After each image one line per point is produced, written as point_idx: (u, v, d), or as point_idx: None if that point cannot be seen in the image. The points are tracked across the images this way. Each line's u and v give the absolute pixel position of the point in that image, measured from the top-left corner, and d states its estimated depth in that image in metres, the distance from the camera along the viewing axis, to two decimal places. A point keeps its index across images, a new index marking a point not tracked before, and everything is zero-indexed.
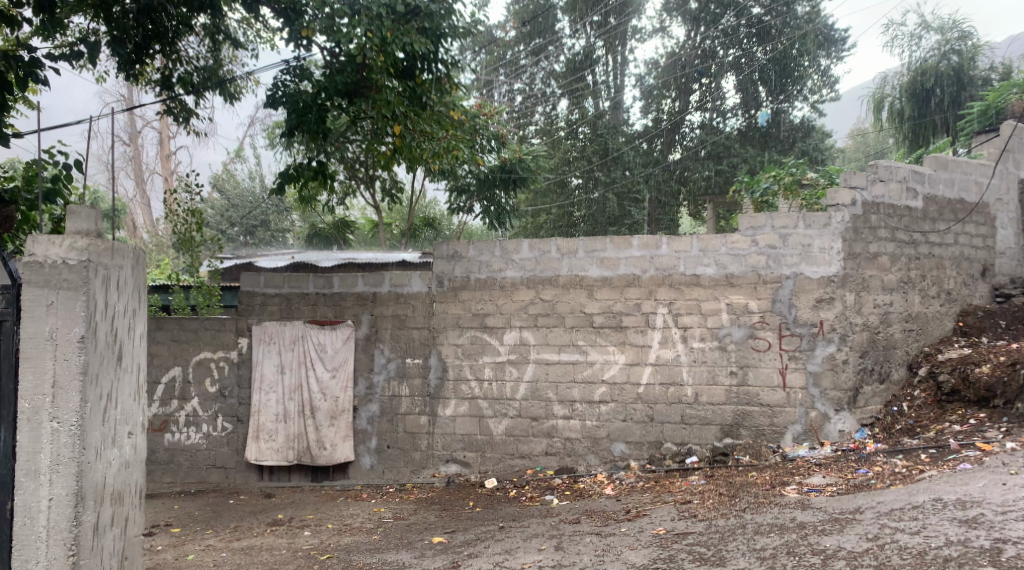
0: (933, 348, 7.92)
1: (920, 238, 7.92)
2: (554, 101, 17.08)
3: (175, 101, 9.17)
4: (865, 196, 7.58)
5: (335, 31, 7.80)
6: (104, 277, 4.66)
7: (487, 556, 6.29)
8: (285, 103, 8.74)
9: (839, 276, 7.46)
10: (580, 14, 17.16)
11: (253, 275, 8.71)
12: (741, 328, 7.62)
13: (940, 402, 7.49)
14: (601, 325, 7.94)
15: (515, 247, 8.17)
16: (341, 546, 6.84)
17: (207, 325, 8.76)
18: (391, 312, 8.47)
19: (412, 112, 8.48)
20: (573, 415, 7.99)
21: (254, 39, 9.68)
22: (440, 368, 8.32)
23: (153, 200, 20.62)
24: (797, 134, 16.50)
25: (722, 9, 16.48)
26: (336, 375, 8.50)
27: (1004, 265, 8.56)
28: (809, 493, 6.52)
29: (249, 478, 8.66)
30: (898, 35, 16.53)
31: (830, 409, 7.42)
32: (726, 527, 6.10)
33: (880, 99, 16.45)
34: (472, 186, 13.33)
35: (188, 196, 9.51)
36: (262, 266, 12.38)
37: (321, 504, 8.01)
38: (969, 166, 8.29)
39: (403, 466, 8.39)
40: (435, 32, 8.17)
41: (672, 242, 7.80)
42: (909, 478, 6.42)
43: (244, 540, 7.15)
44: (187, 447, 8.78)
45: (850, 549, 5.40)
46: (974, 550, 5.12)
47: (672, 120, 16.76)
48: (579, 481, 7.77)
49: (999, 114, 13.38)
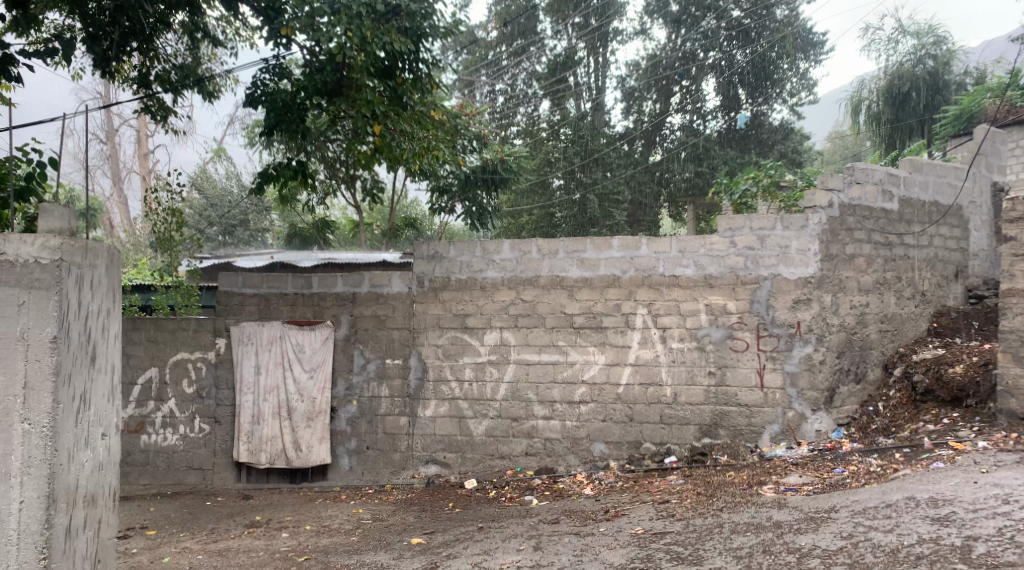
0: (908, 348, 8.00)
1: (896, 240, 7.97)
2: (536, 102, 17.14)
3: (152, 99, 9.16)
4: (842, 198, 7.65)
5: (315, 29, 7.77)
6: (77, 276, 4.62)
7: (465, 556, 6.30)
8: (264, 104, 8.70)
9: (817, 277, 7.53)
10: (562, 15, 17.34)
11: (231, 275, 8.65)
12: (719, 328, 7.67)
13: (914, 401, 7.58)
14: (581, 326, 7.97)
15: (495, 247, 8.17)
16: (320, 548, 6.83)
17: (184, 326, 8.69)
18: (371, 312, 8.45)
19: (392, 112, 8.40)
20: (553, 415, 8.01)
21: (233, 36, 9.54)
22: (420, 369, 8.31)
23: (130, 198, 20.49)
24: (777, 137, 16.73)
25: (704, 11, 16.39)
26: (315, 376, 8.46)
27: (977, 267, 8.67)
28: (785, 492, 6.57)
29: (227, 480, 8.62)
30: (875, 39, 16.69)
31: (807, 409, 7.50)
32: (703, 527, 6.14)
33: (857, 102, 16.52)
34: (454, 186, 13.28)
35: (168, 196, 9.37)
36: (240, 266, 12.27)
37: (300, 505, 7.99)
38: (944, 169, 8.36)
39: (382, 468, 8.38)
40: (416, 32, 8.26)
41: (651, 242, 7.84)
42: (883, 478, 6.49)
43: (221, 542, 7.11)
44: (164, 448, 8.71)
45: (824, 547, 5.45)
46: (945, 548, 5.18)
47: (653, 121, 16.95)
48: (559, 482, 7.80)
49: (973, 117, 13.73)
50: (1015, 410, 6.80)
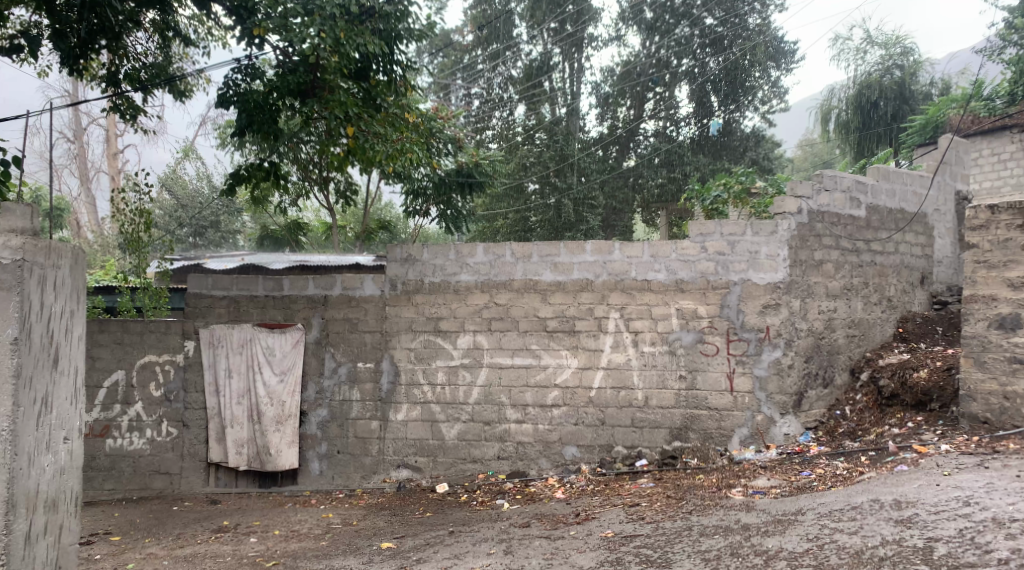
0: (875, 353, 8.10)
1: (863, 247, 8.08)
2: (511, 106, 17.24)
3: (121, 97, 9.02)
4: (811, 205, 7.73)
5: (288, 30, 7.73)
6: (40, 277, 4.57)
7: (435, 561, 6.29)
8: (235, 104, 8.61)
9: (785, 282, 7.60)
10: (537, 21, 17.30)
11: (201, 277, 8.60)
12: (690, 333, 7.74)
13: (880, 405, 7.68)
14: (554, 330, 8.00)
15: (469, 251, 8.17)
16: (288, 553, 6.79)
17: (152, 328, 8.60)
18: (343, 315, 8.42)
19: (365, 113, 8.35)
20: (525, 419, 8.03)
21: (205, 36, 9.48)
22: (392, 373, 8.30)
23: (98, 198, 20.14)
24: (749, 143, 17.04)
25: (677, 18, 16.67)
26: (285, 380, 8.41)
27: (941, 274, 8.82)
28: (754, 495, 6.64)
29: (195, 484, 8.54)
30: (844, 49, 17.08)
31: (776, 412, 7.57)
32: (673, 529, 6.19)
33: (828, 110, 16.79)
34: (429, 190, 13.18)
35: (137, 196, 9.22)
36: (211, 267, 12.13)
37: (268, 510, 7.92)
38: (910, 177, 8.48)
39: (353, 473, 8.34)
40: (390, 33, 8.32)
41: (624, 247, 7.88)
42: (850, 480, 6.56)
43: (188, 547, 7.05)
44: (130, 452, 8.62)
45: (791, 549, 5.51)
46: (907, 549, 5.26)
47: (626, 127, 17.05)
48: (530, 485, 7.80)
49: (939, 126, 13.94)
50: (977, 413, 6.90)
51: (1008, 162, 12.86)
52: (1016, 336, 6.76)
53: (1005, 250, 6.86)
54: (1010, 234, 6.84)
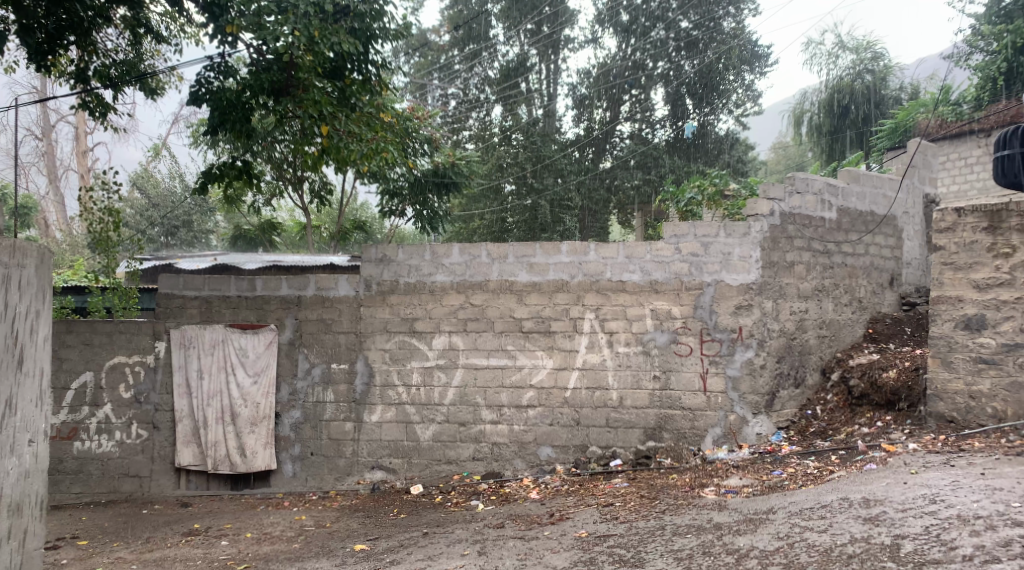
0: (845, 353, 8.19)
1: (834, 248, 8.17)
2: (488, 107, 17.25)
3: (90, 95, 8.89)
4: (782, 207, 7.80)
5: (261, 27, 7.70)
6: (3, 277, 4.52)
7: (409, 562, 6.28)
8: (208, 102, 8.50)
9: (757, 284, 7.67)
10: (514, 22, 17.27)
11: (172, 278, 8.53)
12: (664, 333, 7.79)
13: (851, 404, 7.77)
14: (529, 330, 8.02)
15: (444, 251, 8.16)
16: (260, 556, 6.76)
17: (122, 329, 8.52)
18: (317, 316, 8.39)
19: (340, 113, 8.31)
20: (500, 419, 8.04)
21: (178, 33, 9.35)
22: (367, 374, 8.27)
23: (66, 197, 19.91)
24: (723, 146, 17.13)
25: (653, 21, 16.70)
26: (258, 382, 8.37)
27: (910, 275, 8.93)
28: (726, 494, 6.69)
29: (165, 487, 8.47)
30: (816, 54, 17.16)
31: (748, 412, 7.64)
32: (646, 529, 6.23)
33: (800, 114, 17.17)
34: (405, 189, 13.18)
35: (106, 195, 9.08)
36: (182, 266, 12.00)
37: (241, 513, 7.87)
38: (880, 180, 8.59)
39: (327, 474, 8.30)
40: (366, 33, 8.31)
41: (599, 248, 7.92)
42: (819, 480, 6.63)
43: (158, 551, 6.98)
44: (99, 455, 8.53)
45: (762, 548, 5.57)
46: (875, 546, 5.33)
47: (603, 129, 17.12)
48: (505, 486, 7.82)
49: (908, 130, 14.18)
50: (944, 412, 7.01)
51: (974, 166, 13.05)
52: (982, 336, 6.88)
53: (971, 252, 6.96)
54: (976, 236, 6.95)
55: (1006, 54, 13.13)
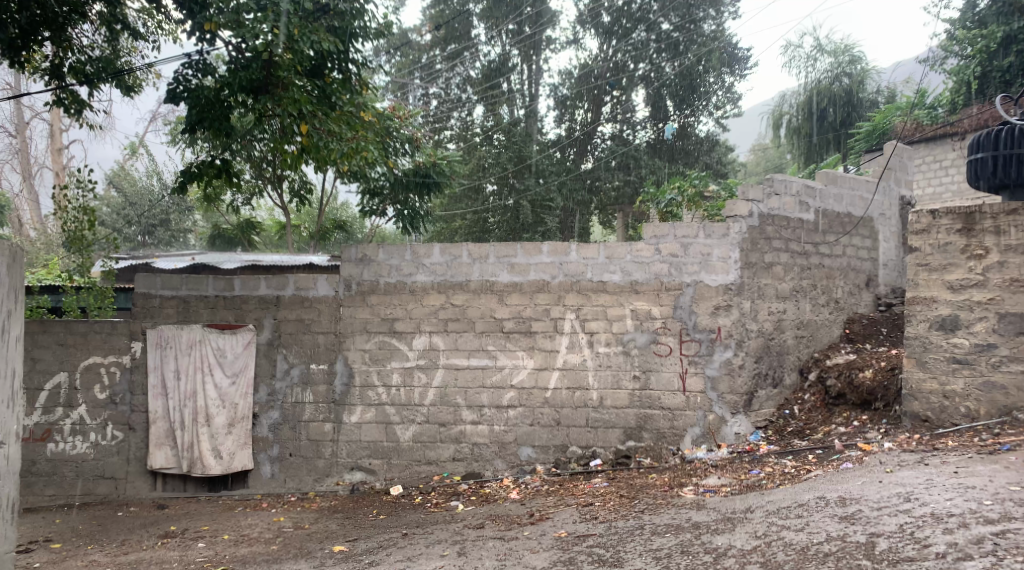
0: (822, 353, 8.25)
1: (811, 250, 8.23)
2: (469, 107, 17.17)
3: (65, 91, 8.74)
4: (761, 209, 7.84)
5: (240, 25, 7.70)
6: None
7: (388, 563, 6.26)
8: (186, 100, 8.42)
9: (736, 284, 7.71)
10: (496, 22, 17.17)
11: (148, 277, 8.44)
12: (645, 333, 7.81)
13: (828, 404, 7.83)
14: (510, 330, 8.02)
15: (425, 251, 8.15)
16: (237, 557, 6.72)
17: (98, 329, 8.44)
18: (296, 316, 8.34)
19: (320, 111, 8.27)
20: (481, 420, 8.03)
21: (155, 30, 9.24)
22: (346, 374, 8.24)
23: (40, 195, 19.71)
24: (702, 148, 17.29)
25: (634, 23, 16.72)
26: (236, 383, 8.32)
27: (887, 276, 9.01)
28: (704, 493, 6.72)
29: (141, 489, 8.40)
30: (795, 56, 17.31)
31: (727, 412, 7.68)
32: (625, 529, 6.24)
33: (779, 117, 17.54)
34: (385, 189, 13.12)
35: (81, 193, 8.96)
36: (159, 266, 11.87)
37: (219, 514, 7.83)
38: (857, 182, 8.65)
39: (305, 475, 8.26)
40: (346, 31, 8.31)
41: (580, 249, 7.93)
42: (796, 478, 6.68)
43: (133, 554, 6.92)
44: (73, 456, 8.45)
45: (739, 547, 5.60)
46: (851, 544, 5.37)
47: (584, 130, 17.21)
48: (486, 486, 7.82)
49: (884, 132, 14.34)
50: (918, 411, 7.08)
51: (948, 169, 13.20)
52: (955, 337, 6.95)
53: (945, 254, 7.04)
54: (949, 238, 7.03)
55: (979, 59, 13.29)
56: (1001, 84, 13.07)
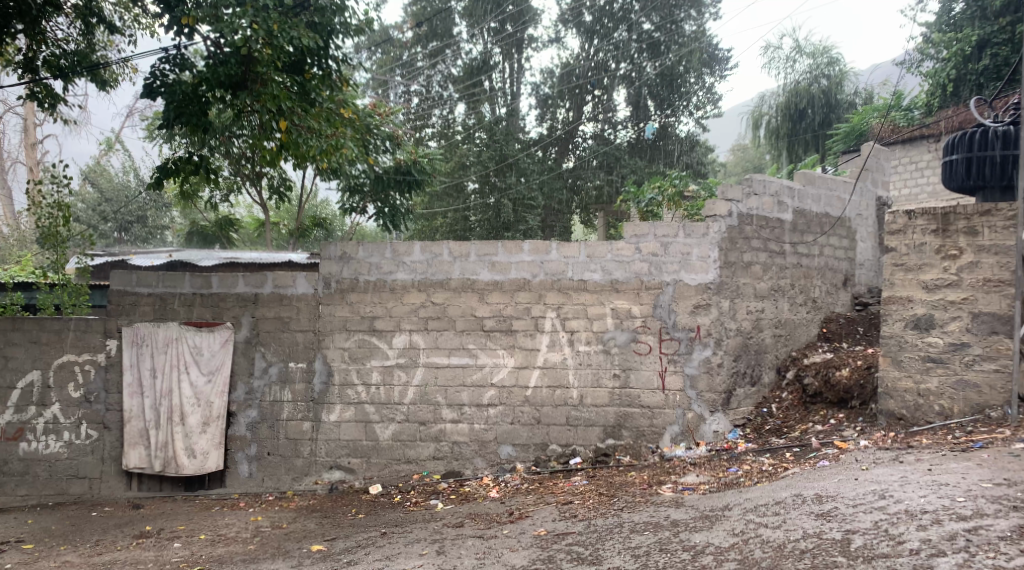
0: (799, 352, 8.30)
1: (789, 249, 8.28)
2: (451, 104, 17.25)
3: (39, 85, 8.63)
4: (740, 209, 7.88)
5: (218, 20, 7.62)
6: None
7: (367, 563, 6.24)
8: (163, 95, 8.33)
9: (716, 283, 7.75)
10: (477, 19, 17.17)
11: (124, 274, 8.35)
12: (625, 332, 7.83)
13: (805, 403, 7.89)
14: (491, 329, 8.01)
15: (406, 249, 8.12)
16: (214, 557, 6.67)
17: (72, 327, 8.36)
18: (274, 314, 8.29)
19: (299, 107, 8.21)
20: (461, 418, 8.01)
21: (132, 24, 9.15)
22: (325, 373, 8.20)
23: (13, 191, 19.55)
24: (683, 148, 17.27)
25: (615, 22, 16.75)
26: (213, 381, 8.26)
27: (864, 276, 9.10)
28: (683, 491, 6.75)
29: (116, 488, 8.33)
30: (774, 58, 17.39)
31: (706, 410, 7.72)
32: (604, 527, 6.25)
33: (758, 117, 17.57)
34: (366, 186, 13.08)
35: (55, 188, 8.83)
36: (136, 263, 11.74)
37: (195, 514, 7.77)
38: (835, 182, 8.71)
39: (283, 474, 8.21)
40: (327, 27, 8.28)
41: (561, 247, 7.93)
42: (774, 476, 6.72)
43: (107, 554, 6.86)
44: (46, 456, 8.37)
45: (717, 544, 5.62)
46: (827, 541, 5.41)
47: (566, 128, 17.14)
48: (465, 485, 7.82)
49: (861, 134, 14.47)
50: (894, 410, 7.16)
51: (924, 170, 13.31)
52: (930, 336, 7.03)
53: (921, 254, 7.11)
54: (925, 238, 7.10)
55: (955, 62, 13.43)
56: (975, 88, 13.22)
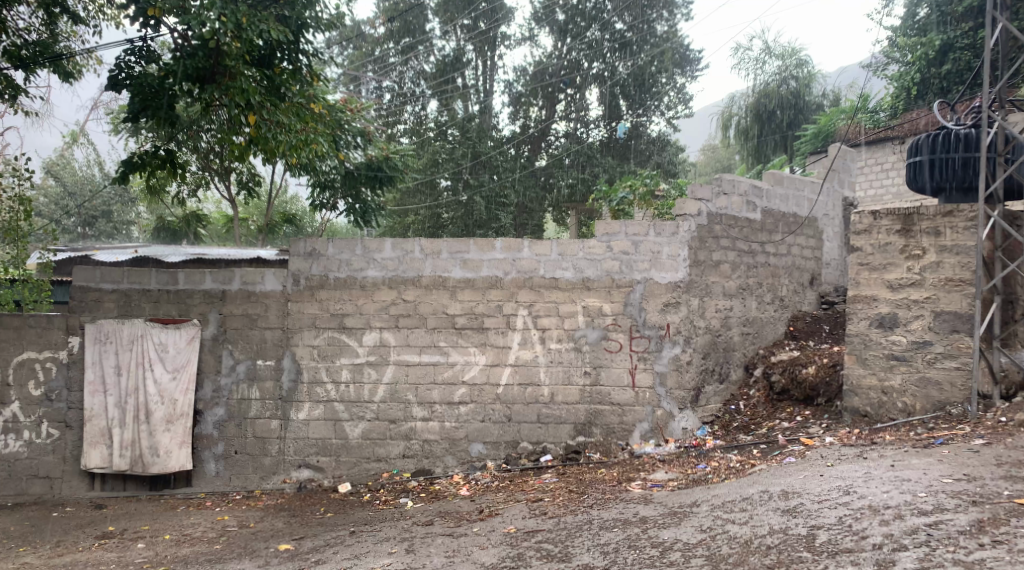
0: (767, 349, 8.38)
1: (758, 248, 8.35)
2: (424, 101, 17.00)
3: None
4: (710, 208, 7.93)
5: (186, 12, 7.58)
6: None
7: (334, 562, 6.21)
8: (129, 87, 8.24)
9: (685, 282, 7.81)
10: (450, 16, 17.25)
11: (88, 270, 8.25)
12: (595, 330, 7.85)
13: (772, 400, 7.97)
14: (462, 327, 7.99)
15: (377, 246, 8.08)
16: (179, 558, 6.60)
17: (32, 324, 8.22)
18: (242, 311, 8.22)
19: (268, 102, 8.11)
20: (431, 416, 7.99)
21: (97, 14, 9.02)
22: (293, 371, 8.14)
23: None
24: (654, 148, 17.45)
25: (587, 21, 16.91)
26: (178, 378, 8.15)
27: (829, 275, 9.20)
28: (652, 488, 6.80)
29: (78, 488, 8.21)
30: (744, 59, 17.60)
31: (675, 407, 7.76)
32: (573, 523, 6.27)
33: (728, 118, 17.68)
34: (336, 182, 12.92)
35: (15, 180, 8.62)
36: (100, 259, 11.56)
37: (161, 513, 7.67)
38: (803, 182, 8.80)
39: (251, 473, 8.13)
40: (296, 20, 8.19)
41: (533, 245, 7.93)
42: (741, 473, 6.78)
43: (68, 555, 6.75)
44: (6, 455, 8.23)
45: (685, 540, 5.66)
46: (792, 537, 5.46)
47: (539, 127, 17.20)
48: (435, 483, 7.80)
49: (829, 135, 14.65)
50: (858, 407, 7.25)
51: (889, 172, 13.50)
52: (894, 335, 7.13)
53: (885, 254, 7.20)
54: (890, 238, 7.19)
55: (918, 66, 13.66)
56: (938, 91, 13.43)
